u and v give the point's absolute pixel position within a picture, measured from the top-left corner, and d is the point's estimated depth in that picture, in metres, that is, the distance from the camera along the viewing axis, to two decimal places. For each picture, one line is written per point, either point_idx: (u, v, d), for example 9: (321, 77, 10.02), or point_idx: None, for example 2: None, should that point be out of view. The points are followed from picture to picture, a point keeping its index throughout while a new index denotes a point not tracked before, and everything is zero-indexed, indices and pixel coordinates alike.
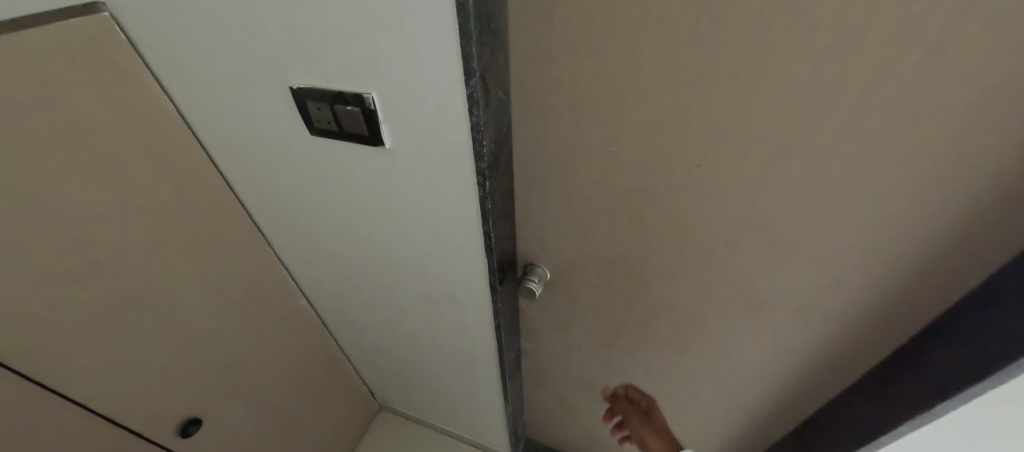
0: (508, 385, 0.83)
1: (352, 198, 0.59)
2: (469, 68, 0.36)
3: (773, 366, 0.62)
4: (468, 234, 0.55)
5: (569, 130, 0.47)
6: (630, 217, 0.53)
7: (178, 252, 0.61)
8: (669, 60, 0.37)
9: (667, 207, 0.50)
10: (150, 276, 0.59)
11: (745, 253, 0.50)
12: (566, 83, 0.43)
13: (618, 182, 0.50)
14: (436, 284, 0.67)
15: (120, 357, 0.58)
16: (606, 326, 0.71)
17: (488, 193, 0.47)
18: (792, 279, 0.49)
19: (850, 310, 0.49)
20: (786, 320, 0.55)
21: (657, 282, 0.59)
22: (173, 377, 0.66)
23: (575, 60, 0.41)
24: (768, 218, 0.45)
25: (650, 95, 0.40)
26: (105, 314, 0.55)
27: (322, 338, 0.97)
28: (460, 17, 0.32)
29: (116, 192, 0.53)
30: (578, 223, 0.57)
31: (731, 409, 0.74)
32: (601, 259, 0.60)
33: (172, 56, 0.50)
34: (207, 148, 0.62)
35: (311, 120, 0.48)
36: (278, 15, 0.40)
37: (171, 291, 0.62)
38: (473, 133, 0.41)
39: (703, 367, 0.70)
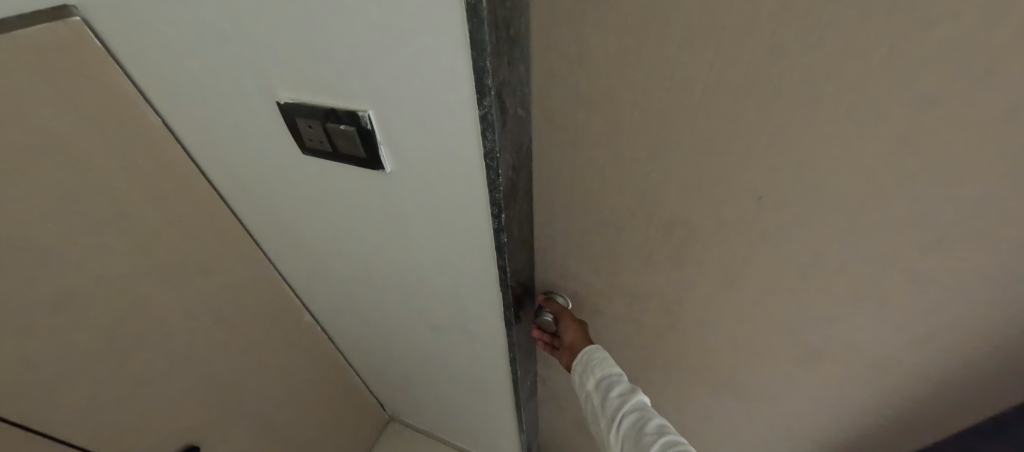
0: (523, 413, 0.77)
1: (352, 221, 0.54)
2: (482, 85, 0.29)
3: (826, 405, 0.56)
4: (479, 264, 0.49)
5: (603, 148, 0.41)
6: (671, 248, 0.47)
7: (176, 271, 0.57)
8: (738, 79, 0.31)
9: (716, 235, 0.43)
10: (147, 298, 0.55)
11: (808, 292, 0.44)
12: (602, 102, 0.37)
13: (658, 212, 0.44)
14: (444, 311, 0.61)
15: (112, 387, 0.54)
16: (636, 355, 0.66)
17: (504, 225, 0.41)
18: (861, 322, 0.43)
19: (934, 352, 0.42)
20: (848, 364, 0.49)
21: (699, 315, 0.54)
22: (170, 404, 0.62)
23: (616, 77, 0.35)
24: (840, 258, 0.39)
25: (707, 119, 0.34)
26: (99, 340, 0.51)
27: (330, 354, 0.92)
28: (472, 23, 0.26)
29: (103, 215, 0.48)
30: (607, 252, 0.51)
31: (772, 440, 0.69)
32: (634, 291, 0.55)
33: (153, 65, 0.45)
34: (200, 164, 0.57)
35: (303, 139, 0.42)
36: (261, 21, 0.34)
37: (167, 317, 0.58)
38: (486, 160, 0.35)
39: (743, 399, 0.64)
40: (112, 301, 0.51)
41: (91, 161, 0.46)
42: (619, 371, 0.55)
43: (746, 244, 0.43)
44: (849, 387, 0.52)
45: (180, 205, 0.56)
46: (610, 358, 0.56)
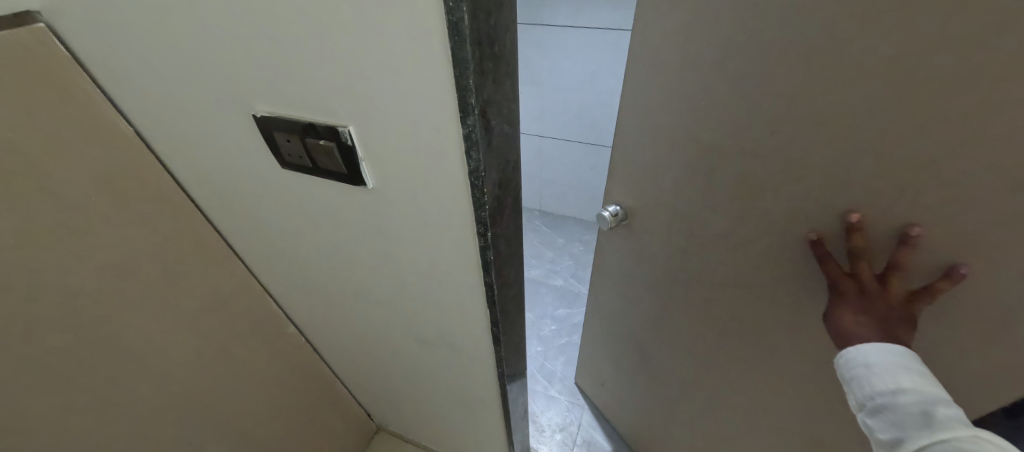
0: (512, 425, 0.76)
1: (334, 235, 0.52)
2: (466, 103, 0.28)
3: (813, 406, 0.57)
4: (467, 281, 0.47)
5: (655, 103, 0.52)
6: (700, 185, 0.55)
7: (148, 285, 0.54)
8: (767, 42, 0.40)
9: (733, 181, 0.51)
10: (117, 314, 0.52)
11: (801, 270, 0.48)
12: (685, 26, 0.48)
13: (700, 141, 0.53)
14: (430, 324, 0.60)
15: (79, 410, 0.51)
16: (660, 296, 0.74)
17: (490, 243, 0.40)
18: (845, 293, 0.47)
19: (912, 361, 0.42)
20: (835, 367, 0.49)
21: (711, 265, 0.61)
22: (143, 426, 0.58)
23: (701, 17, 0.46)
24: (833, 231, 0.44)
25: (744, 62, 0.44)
26: (66, 361, 0.48)
27: (314, 365, 0.89)
28: (455, 41, 0.25)
29: (74, 230, 0.45)
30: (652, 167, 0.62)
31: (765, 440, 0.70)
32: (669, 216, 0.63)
33: (126, 74, 0.43)
34: (176, 175, 0.55)
35: (281, 152, 0.41)
36: (235, 31, 0.32)
37: (142, 332, 0.55)
38: (472, 178, 0.34)
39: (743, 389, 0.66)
40: (78, 319, 0.48)
41: (57, 170, 0.43)
42: (888, 389, 0.38)
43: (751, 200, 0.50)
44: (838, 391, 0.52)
45: (151, 215, 0.53)
46: (896, 363, 0.39)
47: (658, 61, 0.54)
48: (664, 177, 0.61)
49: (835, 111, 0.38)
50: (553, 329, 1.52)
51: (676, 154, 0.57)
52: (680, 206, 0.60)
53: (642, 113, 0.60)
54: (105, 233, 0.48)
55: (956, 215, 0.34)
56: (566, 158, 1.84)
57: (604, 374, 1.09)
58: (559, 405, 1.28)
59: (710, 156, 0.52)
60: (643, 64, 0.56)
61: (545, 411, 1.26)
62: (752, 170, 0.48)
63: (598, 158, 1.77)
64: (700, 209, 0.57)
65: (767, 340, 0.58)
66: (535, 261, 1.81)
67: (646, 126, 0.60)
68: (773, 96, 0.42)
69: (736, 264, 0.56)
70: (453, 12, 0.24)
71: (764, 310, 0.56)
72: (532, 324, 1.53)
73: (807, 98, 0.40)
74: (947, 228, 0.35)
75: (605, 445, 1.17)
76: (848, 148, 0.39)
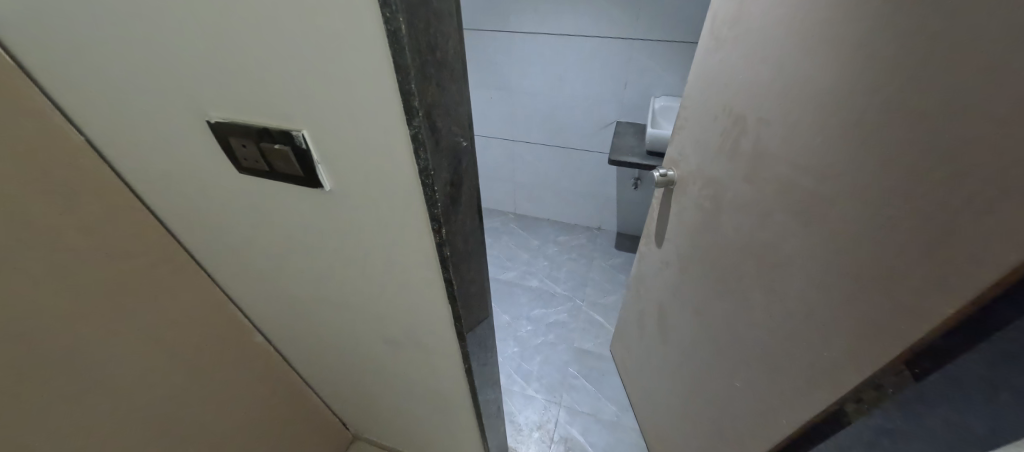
0: (483, 422, 0.77)
1: (297, 242, 0.53)
2: (410, 106, 0.30)
3: (774, 377, 0.62)
4: (426, 278, 0.49)
5: (729, 73, 0.71)
6: (730, 147, 0.70)
7: (111, 295, 0.53)
8: (796, 25, 0.55)
9: (751, 145, 0.65)
10: (83, 324, 0.51)
11: (787, 231, 0.58)
12: (747, 18, 0.65)
13: (738, 111, 0.68)
14: (397, 325, 0.61)
15: (50, 424, 0.50)
16: (687, 254, 0.88)
17: (446, 240, 0.42)
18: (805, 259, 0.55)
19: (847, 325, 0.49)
20: (799, 326, 0.57)
21: (723, 226, 0.73)
22: (116, 438, 0.57)
23: (758, 11, 0.63)
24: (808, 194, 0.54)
25: (776, 45, 0.59)
26: (28, 376, 0.46)
27: (286, 374, 0.88)
28: (394, 48, 0.27)
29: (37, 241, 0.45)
30: (705, 133, 0.79)
31: (734, 417, 0.75)
32: (706, 179, 0.79)
33: (75, 80, 0.42)
34: (131, 183, 0.53)
35: (237, 158, 0.42)
36: (188, 39, 0.33)
37: (109, 342, 0.54)
38: (422, 178, 0.36)
39: (733, 355, 0.73)
40: (41, 333, 0.47)
41: (17, 177, 0.42)
42: None
43: (760, 163, 0.63)
44: (793, 359, 0.58)
45: (110, 224, 0.52)
46: None
47: (728, 44, 0.71)
48: (710, 142, 0.77)
49: (829, 84, 0.50)
50: (530, 329, 1.54)
51: (720, 121, 0.73)
52: (715, 166, 0.76)
53: (710, 88, 0.77)
54: (68, 242, 0.47)
55: (890, 183, 0.42)
56: (539, 161, 1.88)
57: (633, 332, 1.24)
58: (537, 404, 1.29)
59: (739, 122, 0.68)
60: (720, 48, 0.74)
61: (523, 410, 1.28)
62: (766, 135, 0.61)
63: (571, 160, 1.81)
64: (726, 172, 0.72)
65: (752, 302, 0.67)
66: (511, 263, 1.84)
67: (711, 99, 0.77)
68: (788, 72, 0.56)
69: (742, 222, 0.68)
70: (390, 23, 0.26)
71: (754, 269, 0.65)
72: (507, 326, 1.55)
73: (811, 74, 0.52)
74: (883, 189, 0.43)
75: (582, 439, 1.20)
76: (834, 116, 0.49)
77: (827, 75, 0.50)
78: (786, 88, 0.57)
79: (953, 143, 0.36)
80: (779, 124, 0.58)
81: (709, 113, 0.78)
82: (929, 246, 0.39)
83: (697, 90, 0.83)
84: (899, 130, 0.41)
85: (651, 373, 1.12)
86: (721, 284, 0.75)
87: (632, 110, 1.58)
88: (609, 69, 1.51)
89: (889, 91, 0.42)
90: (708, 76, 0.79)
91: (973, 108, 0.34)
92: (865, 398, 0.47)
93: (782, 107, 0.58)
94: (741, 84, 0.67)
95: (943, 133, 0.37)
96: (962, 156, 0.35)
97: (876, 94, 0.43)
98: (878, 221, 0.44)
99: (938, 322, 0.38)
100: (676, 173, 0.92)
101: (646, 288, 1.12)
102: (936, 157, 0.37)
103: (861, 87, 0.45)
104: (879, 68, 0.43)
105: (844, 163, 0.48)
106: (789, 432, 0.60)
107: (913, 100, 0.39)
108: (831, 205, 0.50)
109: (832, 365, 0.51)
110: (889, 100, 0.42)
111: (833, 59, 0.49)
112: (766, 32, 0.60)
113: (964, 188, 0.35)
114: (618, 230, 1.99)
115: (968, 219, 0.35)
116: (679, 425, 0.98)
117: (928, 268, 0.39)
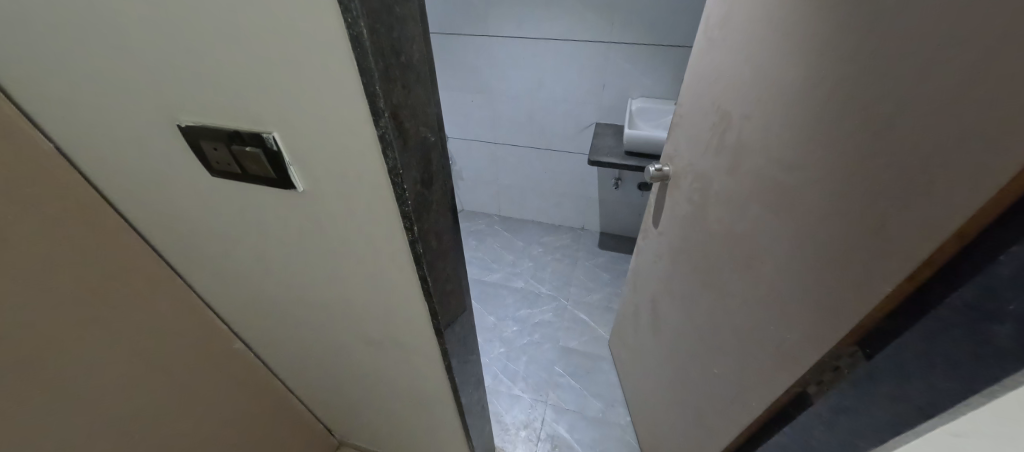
0: (468, 421, 0.79)
1: (274, 246, 0.53)
2: (376, 108, 0.32)
3: (747, 363, 0.65)
4: (403, 277, 0.50)
5: (716, 70, 0.74)
6: (716, 142, 0.73)
7: (85, 303, 0.52)
8: (772, 25, 0.58)
9: (733, 139, 0.68)
10: (66, 330, 0.50)
11: (760, 222, 0.60)
12: (733, 19, 0.69)
13: (723, 107, 0.71)
14: (378, 326, 0.61)
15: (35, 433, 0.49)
16: (676, 247, 0.91)
17: (418, 237, 0.43)
18: (776, 248, 0.57)
19: (809, 310, 0.51)
20: (768, 313, 0.60)
21: (708, 218, 0.76)
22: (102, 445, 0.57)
23: (742, 12, 0.66)
24: (778, 186, 0.57)
25: (756, 44, 0.62)
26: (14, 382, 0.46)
27: (269, 380, 0.88)
28: (357, 52, 0.28)
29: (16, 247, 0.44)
30: (695, 129, 0.82)
31: (712, 405, 0.77)
32: (695, 173, 0.82)
33: (42, 87, 0.42)
34: (103, 190, 0.53)
35: (209, 161, 0.42)
36: (157, 44, 0.34)
37: (93, 348, 0.54)
38: (391, 176, 0.37)
39: (713, 344, 0.76)
40: (16, 341, 0.46)
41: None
42: None
43: (740, 157, 0.66)
44: (764, 346, 0.61)
45: (85, 231, 0.51)
46: None
47: (716, 43, 0.74)
48: (700, 137, 0.80)
49: (797, 81, 0.53)
50: (516, 330, 1.55)
51: (709, 117, 0.77)
52: (702, 161, 0.79)
53: (701, 85, 0.80)
54: (46, 248, 0.47)
55: (847, 173, 0.45)
56: (522, 163, 1.90)
57: (628, 327, 1.26)
58: (523, 403, 1.31)
59: (725, 118, 0.71)
60: (709, 47, 0.77)
61: (509, 410, 1.28)
62: (746, 131, 0.64)
63: (554, 162, 1.84)
64: (712, 166, 0.75)
65: (730, 291, 0.69)
66: (496, 265, 1.85)
67: (701, 95, 0.80)
68: (765, 70, 0.59)
69: (725, 214, 0.70)
70: (352, 28, 0.27)
71: (733, 259, 0.68)
72: (493, 327, 1.56)
73: (784, 71, 0.55)
74: (841, 179, 0.46)
75: (569, 436, 1.21)
76: (801, 111, 0.52)
77: (796, 72, 0.53)
78: (764, 85, 0.60)
79: (898, 132, 0.39)
80: (758, 119, 0.61)
81: (700, 111, 0.81)
82: (874, 232, 0.42)
83: (689, 88, 0.86)
84: (854, 123, 0.44)
85: (642, 367, 1.15)
86: (705, 275, 0.78)
87: (611, 111, 1.62)
88: (588, 72, 1.54)
89: (849, 85, 0.45)
90: (698, 74, 0.82)
91: (912, 102, 0.37)
92: (825, 379, 0.49)
93: (760, 103, 0.61)
94: (726, 82, 0.70)
95: (890, 122, 0.39)
96: (903, 144, 0.38)
97: (839, 88, 0.46)
98: (837, 209, 0.47)
99: (883, 303, 0.41)
100: (671, 169, 0.94)
101: (641, 281, 1.15)
102: (885, 145, 0.40)
103: (824, 83, 0.48)
104: (843, 63, 0.46)
105: (809, 155, 0.51)
106: (759, 415, 0.62)
107: (866, 95, 0.42)
108: (797, 196, 0.53)
109: (798, 349, 0.54)
110: (848, 95, 0.45)
111: (802, 57, 0.52)
112: (749, 31, 0.64)
113: (903, 176, 0.38)
114: (601, 230, 2.03)
115: (904, 205, 0.38)
116: (666, 415, 1.00)
117: (874, 253, 0.42)
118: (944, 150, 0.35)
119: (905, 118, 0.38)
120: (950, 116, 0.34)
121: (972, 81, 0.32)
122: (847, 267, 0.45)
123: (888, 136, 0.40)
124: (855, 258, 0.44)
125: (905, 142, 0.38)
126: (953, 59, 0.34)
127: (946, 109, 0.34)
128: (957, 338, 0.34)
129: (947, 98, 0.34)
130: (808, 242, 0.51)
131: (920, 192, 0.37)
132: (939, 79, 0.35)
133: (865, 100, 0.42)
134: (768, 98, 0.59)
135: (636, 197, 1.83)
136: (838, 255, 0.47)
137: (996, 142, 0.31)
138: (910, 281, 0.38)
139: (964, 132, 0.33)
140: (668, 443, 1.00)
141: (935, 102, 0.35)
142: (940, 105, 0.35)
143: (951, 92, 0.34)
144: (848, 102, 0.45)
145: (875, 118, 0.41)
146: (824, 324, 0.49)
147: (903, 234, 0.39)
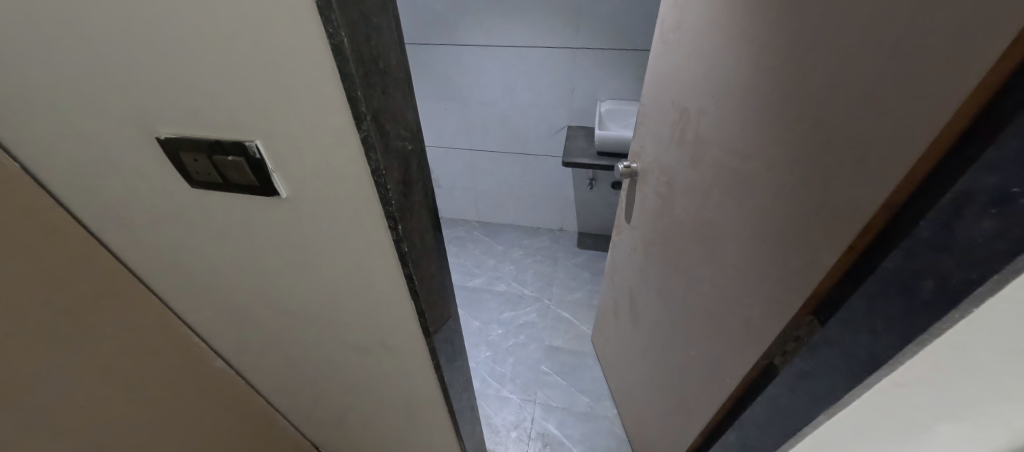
0: (459, 421, 0.79)
1: (256, 255, 0.53)
2: (358, 111, 0.34)
3: (720, 342, 0.69)
4: (389, 278, 0.51)
5: (673, 70, 0.79)
6: (677, 137, 0.78)
7: (65, 327, 0.51)
8: (719, 27, 0.63)
9: (692, 134, 0.73)
10: (53, 349, 0.49)
11: (723, 208, 0.65)
12: (685, 23, 0.74)
13: (682, 105, 0.76)
14: (364, 330, 0.62)
15: None
16: (648, 240, 0.96)
17: (403, 236, 0.45)
18: (737, 233, 0.62)
19: (769, 287, 0.56)
20: (734, 293, 0.64)
21: (674, 210, 0.81)
22: None
23: (692, 16, 0.71)
24: (736, 174, 0.61)
25: (707, 45, 0.67)
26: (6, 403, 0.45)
27: (251, 399, 0.86)
28: (338, 59, 0.30)
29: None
30: (658, 126, 0.87)
31: (692, 387, 0.81)
32: (660, 167, 0.87)
33: (7, 106, 0.41)
34: (71, 209, 0.52)
35: (189, 173, 0.43)
36: (133, 57, 0.34)
37: (81, 368, 0.53)
38: (375, 178, 0.39)
39: (688, 328, 0.80)
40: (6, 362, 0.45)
41: None
42: None
43: (700, 150, 0.71)
44: (733, 324, 0.65)
45: (62, 250, 0.50)
46: None
47: (672, 45, 0.80)
48: (663, 134, 0.85)
49: (744, 77, 0.58)
50: (501, 333, 1.56)
51: (670, 114, 0.82)
52: (666, 155, 0.84)
53: (660, 85, 0.86)
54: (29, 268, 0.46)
55: (793, 159, 0.50)
56: (498, 169, 1.93)
57: (609, 321, 1.30)
58: (512, 404, 1.32)
59: (683, 115, 0.76)
60: (666, 48, 0.82)
61: (499, 412, 1.29)
62: (703, 124, 0.69)
63: (530, 166, 1.88)
64: (675, 158, 0.79)
65: (700, 276, 0.73)
66: (478, 270, 1.86)
67: (661, 93, 0.85)
68: (717, 68, 0.65)
69: (689, 204, 0.75)
70: (333, 37, 0.29)
71: (699, 245, 0.73)
72: (479, 332, 1.57)
73: (732, 69, 0.61)
74: (789, 165, 0.51)
75: (559, 433, 1.23)
76: (751, 104, 0.57)
77: (743, 69, 0.58)
78: (716, 81, 0.65)
79: (836, 115, 0.43)
80: (713, 115, 0.66)
81: (661, 110, 0.86)
82: (819, 210, 0.46)
83: (650, 88, 0.91)
84: (796, 114, 0.49)
85: (625, 359, 1.19)
86: (676, 262, 0.82)
87: (582, 114, 1.68)
88: (558, 77, 1.59)
89: (790, 79, 0.49)
90: (657, 75, 0.87)
91: (843, 92, 0.42)
92: (789, 349, 0.54)
93: (715, 99, 0.66)
94: (683, 81, 0.75)
95: (827, 111, 0.44)
96: (838, 129, 0.43)
97: (783, 80, 0.51)
98: (786, 192, 0.51)
99: (830, 273, 0.45)
100: (637, 165, 0.99)
101: (618, 275, 1.19)
102: (826, 130, 0.45)
103: (766, 79, 0.53)
104: (784, 58, 0.50)
105: (760, 144, 0.56)
106: (735, 390, 0.66)
107: (806, 87, 0.47)
108: (751, 181, 0.58)
109: (763, 323, 0.58)
110: (789, 87, 0.50)
111: (748, 55, 0.57)
112: (699, 33, 0.69)
113: (839, 158, 0.43)
114: (579, 230, 2.07)
115: (841, 185, 0.43)
116: (649, 403, 1.04)
117: (820, 229, 0.46)
118: (868, 133, 0.39)
119: (839, 105, 0.43)
120: (873, 102, 0.39)
121: (891, 66, 0.37)
122: (800, 243, 0.50)
123: (825, 123, 0.45)
124: (804, 235, 0.49)
125: (839, 127, 0.43)
126: (872, 51, 0.39)
127: (869, 96, 0.39)
128: (891, 298, 0.39)
129: (871, 85, 0.39)
130: (764, 224, 0.56)
131: (854, 169, 0.41)
132: (865, 68, 0.39)
133: (805, 91, 0.47)
134: (721, 95, 0.64)
135: (611, 196, 1.89)
136: (790, 234, 0.51)
137: (908, 123, 0.35)
138: (851, 251, 0.43)
139: (882, 116, 0.38)
140: (653, 430, 1.03)
141: (861, 90, 0.40)
142: (867, 91, 0.39)
143: (875, 79, 0.38)
144: (790, 94, 0.50)
145: (815, 106, 0.46)
146: (782, 297, 0.53)
147: (842, 210, 0.43)
